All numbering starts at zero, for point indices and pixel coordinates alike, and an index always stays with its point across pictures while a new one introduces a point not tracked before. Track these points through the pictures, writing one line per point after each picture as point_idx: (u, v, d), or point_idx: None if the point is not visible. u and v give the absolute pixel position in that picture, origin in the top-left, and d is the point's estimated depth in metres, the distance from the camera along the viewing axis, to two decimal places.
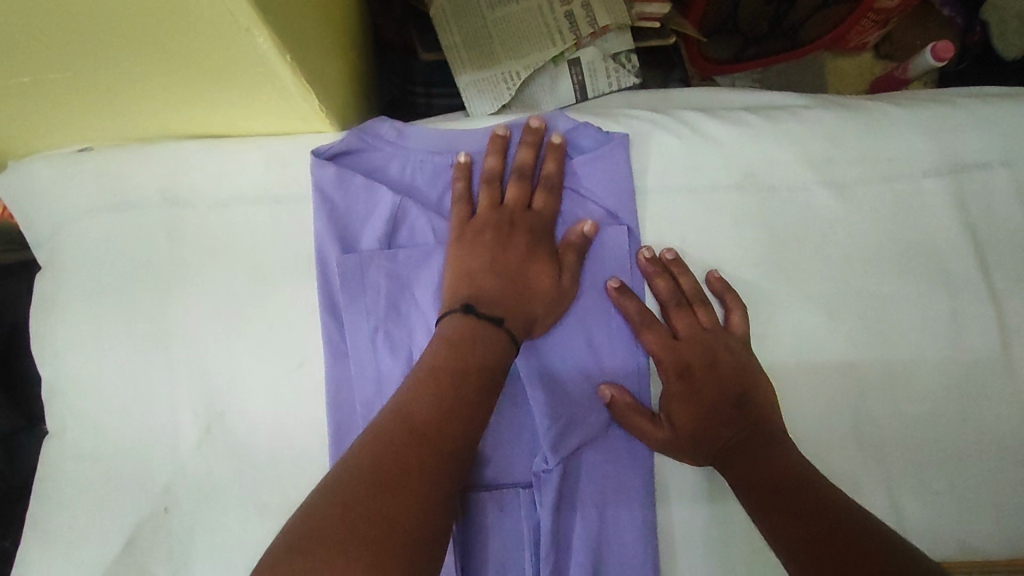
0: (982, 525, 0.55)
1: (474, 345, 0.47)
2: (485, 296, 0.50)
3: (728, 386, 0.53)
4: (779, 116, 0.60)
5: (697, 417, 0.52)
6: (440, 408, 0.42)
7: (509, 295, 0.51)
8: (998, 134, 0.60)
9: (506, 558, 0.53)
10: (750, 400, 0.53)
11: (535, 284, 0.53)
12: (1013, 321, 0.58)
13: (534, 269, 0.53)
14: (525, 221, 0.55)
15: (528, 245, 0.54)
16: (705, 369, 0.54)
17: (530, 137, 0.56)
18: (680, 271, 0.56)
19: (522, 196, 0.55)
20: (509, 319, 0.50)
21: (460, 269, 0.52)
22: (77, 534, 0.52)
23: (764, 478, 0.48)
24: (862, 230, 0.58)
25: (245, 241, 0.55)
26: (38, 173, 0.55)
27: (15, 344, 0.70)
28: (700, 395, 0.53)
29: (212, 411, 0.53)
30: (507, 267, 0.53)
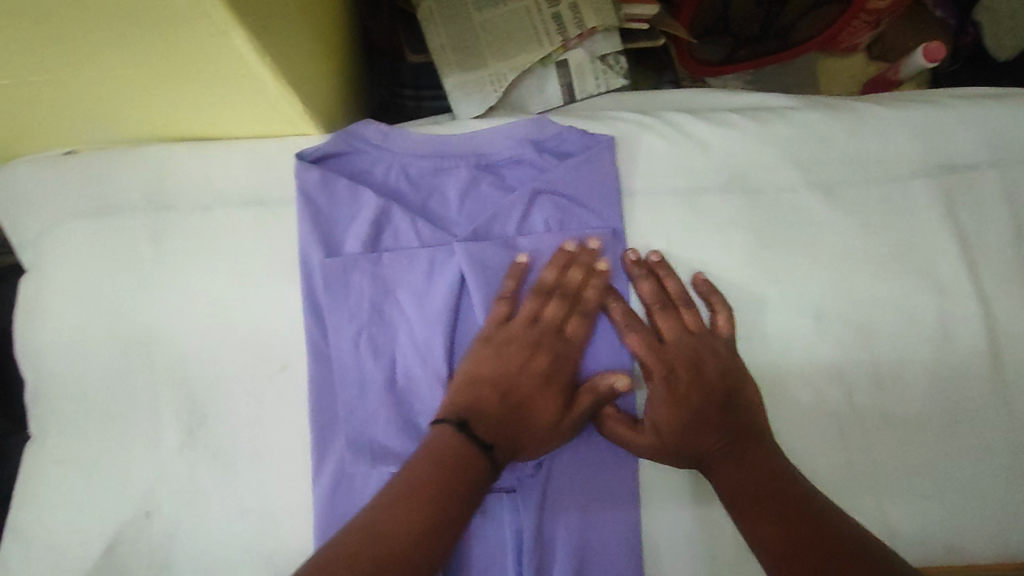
0: (969, 529, 0.55)
1: (462, 463, 0.45)
2: (492, 414, 0.49)
3: (713, 390, 0.52)
4: (766, 118, 0.60)
5: (679, 422, 0.51)
6: (412, 526, 0.41)
7: (512, 414, 0.50)
8: (986, 135, 0.59)
9: (489, 563, 0.53)
10: (736, 406, 0.52)
11: (539, 411, 0.50)
12: (1001, 323, 0.58)
13: (543, 397, 0.51)
14: (554, 345, 0.52)
15: (550, 368, 0.52)
16: (689, 372, 0.52)
17: (588, 260, 0.54)
18: (665, 274, 0.55)
19: (541, 309, 0.53)
20: (500, 447, 0.48)
21: (473, 368, 0.50)
22: (58, 538, 0.52)
23: (756, 486, 0.48)
24: (849, 233, 0.58)
25: (228, 244, 0.55)
26: (22, 176, 0.55)
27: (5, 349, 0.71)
28: (684, 399, 0.52)
29: (195, 415, 0.53)
30: (518, 388, 0.50)
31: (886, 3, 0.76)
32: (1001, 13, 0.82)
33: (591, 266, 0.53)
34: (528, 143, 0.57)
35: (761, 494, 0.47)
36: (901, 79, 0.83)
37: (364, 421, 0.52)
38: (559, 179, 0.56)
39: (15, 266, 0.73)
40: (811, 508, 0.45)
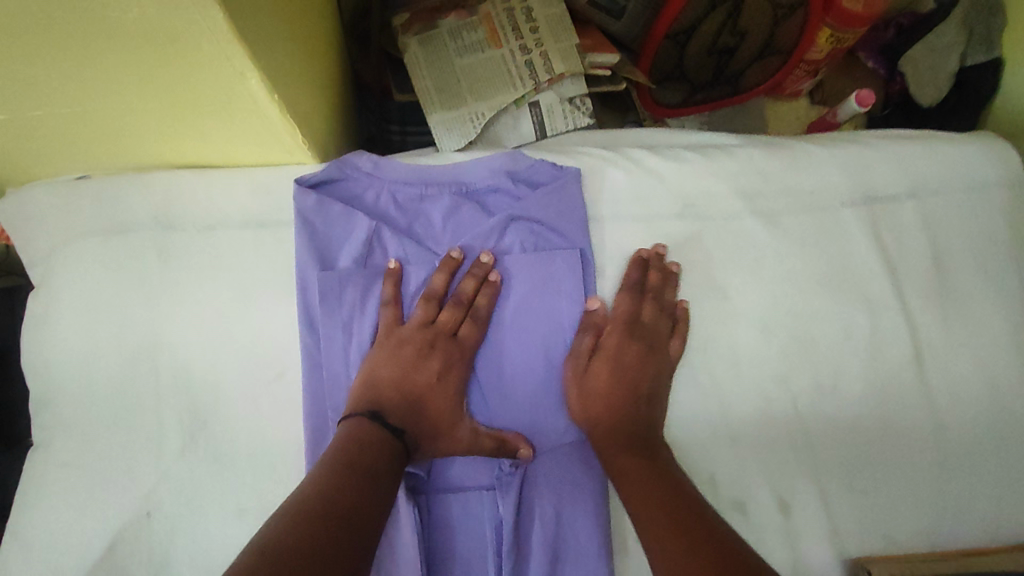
0: (904, 520, 0.61)
1: (380, 444, 0.52)
2: (393, 405, 0.56)
3: (637, 386, 0.59)
4: (715, 153, 0.67)
5: (604, 380, 0.59)
6: (355, 478, 0.49)
7: (408, 410, 0.56)
8: (906, 169, 0.68)
9: (469, 558, 0.57)
10: (642, 407, 0.58)
11: (433, 410, 0.57)
12: (924, 334, 0.65)
13: (435, 395, 0.58)
14: (448, 346, 0.59)
15: (441, 374, 0.58)
16: (637, 351, 0.60)
17: (479, 270, 0.60)
18: (673, 284, 0.62)
19: (432, 312, 0.59)
20: (410, 432, 0.55)
21: (363, 375, 0.57)
22: (60, 537, 0.55)
23: (639, 468, 0.54)
24: (790, 255, 0.65)
25: (231, 262, 0.59)
26: (37, 199, 0.59)
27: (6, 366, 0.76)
28: (623, 366, 0.60)
29: (195, 419, 0.57)
30: (409, 389, 0.57)
31: (822, 55, 0.88)
32: (922, 64, 0.92)
33: (483, 275, 0.60)
34: (504, 174, 0.63)
35: (644, 484, 0.53)
36: (839, 122, 0.92)
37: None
38: (532, 207, 0.62)
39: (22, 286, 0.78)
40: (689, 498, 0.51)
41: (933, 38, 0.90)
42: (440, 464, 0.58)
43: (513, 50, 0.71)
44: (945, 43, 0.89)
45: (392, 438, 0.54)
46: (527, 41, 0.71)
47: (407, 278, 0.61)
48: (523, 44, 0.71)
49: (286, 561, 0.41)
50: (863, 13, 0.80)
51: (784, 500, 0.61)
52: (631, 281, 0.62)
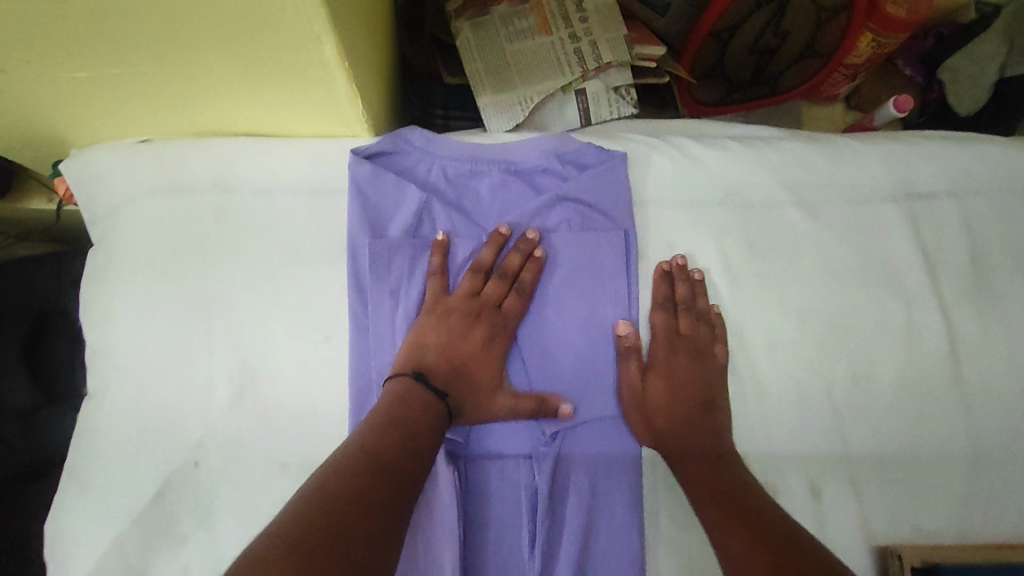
0: (937, 512, 0.62)
1: (423, 407, 0.54)
2: (437, 369, 0.59)
3: (693, 393, 0.62)
4: (759, 144, 0.68)
5: (663, 397, 0.61)
6: (398, 444, 0.50)
7: (450, 374, 0.59)
8: (946, 168, 0.69)
9: (504, 523, 0.59)
10: (713, 415, 0.61)
11: (476, 378, 0.60)
12: (961, 331, 0.66)
13: (480, 363, 0.60)
14: (492, 318, 0.61)
15: (482, 345, 0.61)
16: (684, 365, 0.63)
17: (525, 246, 0.62)
18: (701, 292, 0.63)
19: (478, 284, 0.62)
20: (450, 395, 0.58)
21: (411, 340, 0.59)
22: (112, 481, 0.57)
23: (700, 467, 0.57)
24: (829, 246, 0.66)
25: (285, 225, 0.61)
26: (103, 161, 0.63)
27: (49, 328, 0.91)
28: (673, 382, 0.62)
29: (245, 375, 0.59)
30: (453, 354, 0.60)
31: (861, 59, 0.88)
32: (961, 73, 0.93)
33: (528, 251, 0.62)
34: (553, 156, 0.64)
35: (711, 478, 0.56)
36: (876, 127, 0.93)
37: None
38: (580, 188, 0.63)
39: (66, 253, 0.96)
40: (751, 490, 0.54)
41: (972, 48, 0.91)
42: (480, 432, 0.60)
43: (563, 38, 0.72)
44: (985, 53, 0.91)
45: (437, 399, 0.56)
46: (576, 30, 0.73)
47: (455, 250, 0.63)
48: (572, 32, 0.73)
49: (337, 510, 0.42)
50: (905, 18, 0.81)
51: (814, 485, 0.62)
52: (665, 292, 0.64)
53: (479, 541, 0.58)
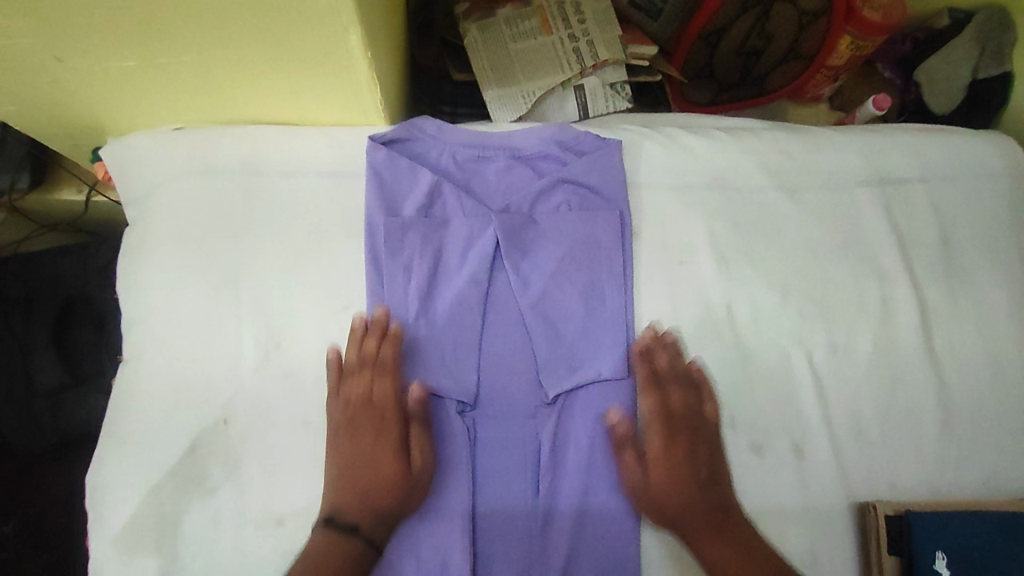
0: (907, 467, 0.68)
1: (335, 547, 0.57)
2: (348, 502, 0.59)
3: (699, 465, 0.62)
4: (743, 133, 0.74)
5: (665, 481, 0.62)
6: (338, 552, 0.56)
7: (357, 496, 0.59)
8: (917, 155, 0.74)
9: (511, 474, 0.64)
10: (723, 512, 0.62)
11: (376, 468, 0.60)
12: (931, 304, 0.71)
13: (378, 438, 0.61)
14: (367, 416, 0.61)
15: (374, 445, 0.61)
16: (684, 443, 0.63)
17: (378, 328, 0.62)
18: (676, 352, 0.66)
19: (352, 389, 0.62)
20: (367, 526, 0.58)
21: (335, 472, 0.60)
22: (148, 438, 0.62)
23: (711, 524, 0.61)
24: (809, 226, 0.71)
25: (309, 204, 0.67)
26: (139, 146, 0.68)
27: (76, 315, 0.98)
28: (673, 457, 0.62)
29: (271, 340, 0.64)
30: (350, 464, 0.60)
31: (842, 61, 0.94)
32: (938, 75, 0.99)
33: (382, 332, 0.62)
34: (554, 143, 0.70)
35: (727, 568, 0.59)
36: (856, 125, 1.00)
37: (418, 364, 0.64)
38: (578, 171, 0.69)
39: (92, 242, 1.02)
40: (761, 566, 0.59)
41: (947, 51, 0.98)
42: (487, 393, 0.65)
43: (562, 38, 0.78)
44: (959, 55, 0.97)
45: (357, 543, 0.57)
46: (576, 30, 0.79)
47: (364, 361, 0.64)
48: (572, 32, 0.79)
49: None
50: (879, 22, 0.88)
51: (797, 444, 0.68)
52: (652, 368, 0.65)
53: (488, 491, 0.64)
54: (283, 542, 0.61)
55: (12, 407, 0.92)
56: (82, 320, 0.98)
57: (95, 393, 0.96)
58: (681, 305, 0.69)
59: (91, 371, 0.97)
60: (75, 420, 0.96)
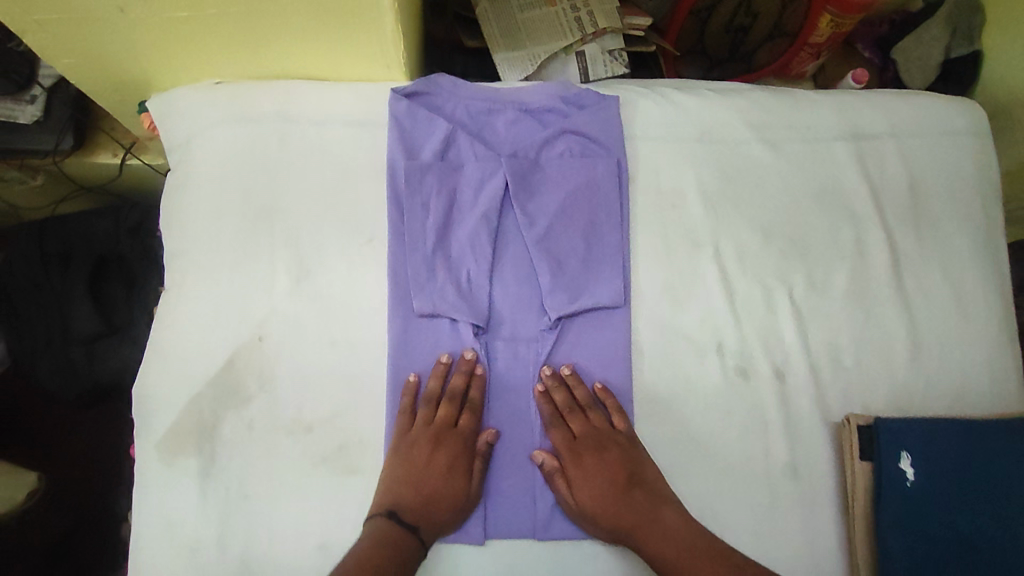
0: (876, 390, 0.75)
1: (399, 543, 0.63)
2: (410, 503, 0.65)
3: (619, 475, 0.68)
4: (730, 92, 0.81)
5: (595, 500, 0.67)
6: (395, 555, 0.62)
7: (422, 504, 0.66)
8: (888, 114, 0.81)
9: (517, 390, 0.71)
10: (645, 501, 0.67)
11: (442, 487, 0.67)
12: (900, 246, 0.78)
13: (444, 457, 0.68)
14: (450, 439, 0.68)
15: (444, 477, 0.67)
16: (596, 461, 0.68)
17: (465, 367, 0.69)
18: (574, 384, 0.71)
19: (419, 424, 0.68)
20: (425, 528, 0.65)
21: (388, 496, 0.66)
22: (190, 353, 0.69)
23: (651, 531, 0.65)
24: (789, 175, 0.78)
25: (337, 149, 0.74)
26: (181, 96, 0.75)
27: (106, 271, 1.06)
28: (591, 479, 0.68)
29: (302, 269, 0.71)
30: (418, 480, 0.67)
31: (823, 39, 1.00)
32: (912, 54, 1.07)
33: (469, 370, 0.69)
34: (558, 97, 0.77)
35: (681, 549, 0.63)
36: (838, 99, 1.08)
37: (436, 292, 0.71)
38: (581, 122, 0.76)
39: (124, 204, 1.11)
40: (722, 550, 0.63)
41: (921, 32, 1.05)
42: (496, 319, 0.72)
43: (566, 8, 0.85)
44: (932, 36, 1.04)
45: (419, 545, 0.64)
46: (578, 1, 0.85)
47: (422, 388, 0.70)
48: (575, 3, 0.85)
49: None
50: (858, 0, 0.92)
51: (778, 369, 0.74)
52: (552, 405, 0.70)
53: (497, 405, 0.71)
54: (314, 446, 0.69)
55: (54, 353, 1.02)
56: (112, 275, 1.06)
57: (126, 344, 1.04)
58: (673, 244, 0.76)
59: (122, 322, 1.04)
60: (108, 367, 1.03)
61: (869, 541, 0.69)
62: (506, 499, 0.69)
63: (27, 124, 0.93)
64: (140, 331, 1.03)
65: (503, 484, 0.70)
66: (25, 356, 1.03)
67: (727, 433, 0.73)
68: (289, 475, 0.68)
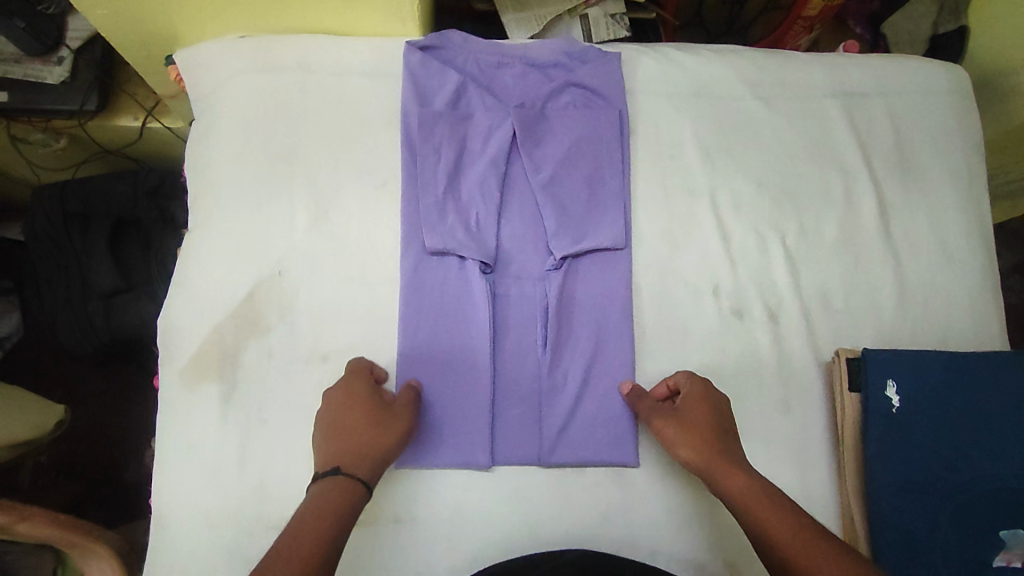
0: (865, 331, 0.79)
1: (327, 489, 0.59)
2: (334, 450, 0.62)
3: (726, 424, 0.68)
4: (726, 52, 0.85)
5: (702, 430, 0.66)
6: (321, 498, 0.58)
7: (343, 447, 0.63)
8: (876, 74, 0.86)
9: (524, 326, 0.75)
10: (738, 451, 0.66)
11: (361, 425, 0.64)
12: (887, 197, 0.82)
13: (359, 398, 0.66)
14: (361, 384, 0.68)
15: (354, 412, 0.65)
16: (710, 403, 0.69)
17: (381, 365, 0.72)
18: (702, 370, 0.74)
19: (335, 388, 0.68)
20: (347, 464, 0.61)
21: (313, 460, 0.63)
22: (212, 286, 0.73)
23: (740, 472, 0.63)
24: (782, 130, 0.83)
25: (354, 99, 0.78)
26: (207, 49, 0.79)
27: (127, 232, 1.09)
28: (706, 413, 0.68)
29: (320, 208, 0.75)
30: (337, 425, 0.64)
31: (816, 13, 1.00)
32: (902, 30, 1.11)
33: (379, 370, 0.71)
34: (564, 53, 0.81)
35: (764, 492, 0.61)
36: None
37: (446, 232, 0.75)
38: (585, 75, 0.80)
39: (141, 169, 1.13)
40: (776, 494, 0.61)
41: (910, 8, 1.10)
42: (504, 258, 0.76)
43: None
44: (920, 12, 1.09)
45: (353, 479, 0.60)
46: None
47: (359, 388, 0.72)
48: None
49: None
50: None
51: (771, 310, 0.78)
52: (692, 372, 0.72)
53: (504, 340, 0.75)
54: (330, 374, 0.72)
55: (73, 309, 1.05)
56: (132, 235, 1.09)
57: (143, 300, 1.06)
58: (672, 193, 0.80)
59: (141, 280, 1.07)
60: (125, 323, 1.06)
61: (857, 468, 0.73)
62: (510, 429, 0.73)
63: (54, 83, 0.98)
64: (157, 287, 1.06)
65: (509, 414, 0.73)
66: (49, 313, 1.07)
67: (723, 369, 0.76)
68: (306, 402, 0.72)
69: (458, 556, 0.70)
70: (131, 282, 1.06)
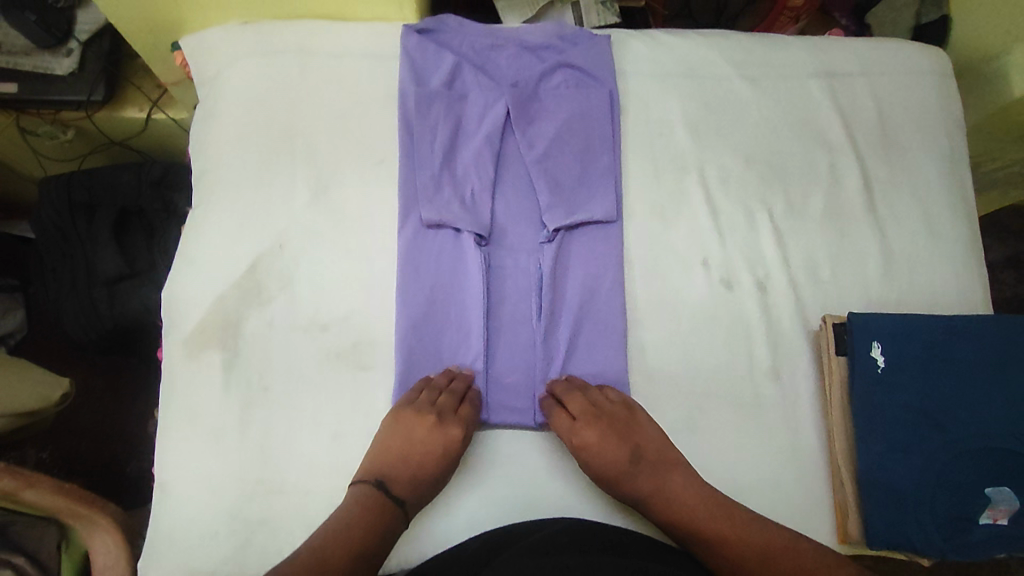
0: (853, 299, 0.81)
1: (375, 512, 0.64)
2: (395, 476, 0.68)
3: (621, 453, 0.70)
4: (714, 35, 0.88)
5: (609, 477, 0.70)
6: (368, 524, 0.63)
7: (405, 475, 0.68)
8: (858, 55, 0.88)
9: (517, 294, 0.77)
10: (647, 467, 0.70)
11: (432, 465, 0.69)
12: (872, 172, 0.85)
13: (446, 439, 0.69)
14: (450, 421, 0.70)
15: (439, 462, 0.69)
16: (598, 443, 0.70)
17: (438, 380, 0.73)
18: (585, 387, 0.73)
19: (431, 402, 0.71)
20: (409, 503, 0.67)
21: (379, 464, 0.68)
22: (216, 258, 0.75)
23: (660, 503, 0.68)
24: (768, 108, 0.85)
25: (352, 81, 0.81)
26: (211, 34, 0.82)
27: (129, 219, 1.11)
28: (600, 457, 0.70)
29: (320, 183, 0.78)
30: (415, 454, 0.69)
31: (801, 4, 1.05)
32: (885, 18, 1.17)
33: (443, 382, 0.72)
34: (555, 36, 0.84)
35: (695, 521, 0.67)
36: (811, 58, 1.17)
37: (444, 205, 0.77)
38: (575, 56, 0.83)
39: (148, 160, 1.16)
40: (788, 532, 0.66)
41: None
42: (499, 230, 0.79)
43: None
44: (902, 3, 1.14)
45: (393, 506, 0.65)
46: None
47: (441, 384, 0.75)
48: None
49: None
50: None
51: (761, 281, 0.80)
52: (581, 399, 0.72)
53: (499, 308, 0.77)
54: (328, 343, 0.74)
55: (78, 295, 1.07)
56: (134, 222, 1.11)
57: (146, 286, 1.08)
58: (662, 170, 0.82)
59: (144, 267, 1.09)
60: (127, 308, 1.07)
61: (846, 431, 0.75)
62: (507, 393, 0.75)
63: (63, 75, 1.00)
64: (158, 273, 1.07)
65: (505, 379, 0.75)
66: (55, 299, 1.09)
67: (715, 338, 0.78)
68: (306, 370, 0.73)
69: (455, 520, 0.71)
70: (134, 268, 1.07)
